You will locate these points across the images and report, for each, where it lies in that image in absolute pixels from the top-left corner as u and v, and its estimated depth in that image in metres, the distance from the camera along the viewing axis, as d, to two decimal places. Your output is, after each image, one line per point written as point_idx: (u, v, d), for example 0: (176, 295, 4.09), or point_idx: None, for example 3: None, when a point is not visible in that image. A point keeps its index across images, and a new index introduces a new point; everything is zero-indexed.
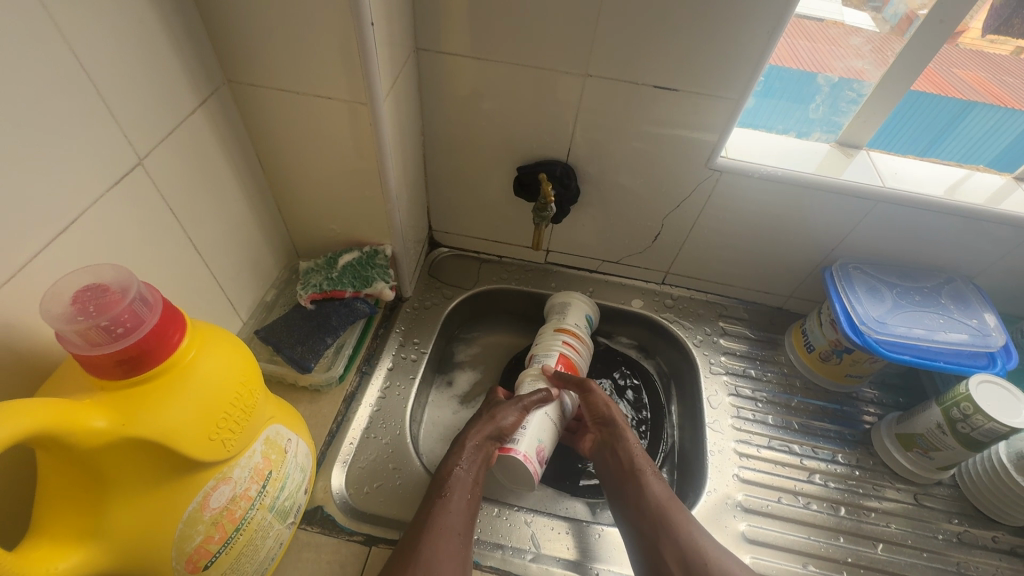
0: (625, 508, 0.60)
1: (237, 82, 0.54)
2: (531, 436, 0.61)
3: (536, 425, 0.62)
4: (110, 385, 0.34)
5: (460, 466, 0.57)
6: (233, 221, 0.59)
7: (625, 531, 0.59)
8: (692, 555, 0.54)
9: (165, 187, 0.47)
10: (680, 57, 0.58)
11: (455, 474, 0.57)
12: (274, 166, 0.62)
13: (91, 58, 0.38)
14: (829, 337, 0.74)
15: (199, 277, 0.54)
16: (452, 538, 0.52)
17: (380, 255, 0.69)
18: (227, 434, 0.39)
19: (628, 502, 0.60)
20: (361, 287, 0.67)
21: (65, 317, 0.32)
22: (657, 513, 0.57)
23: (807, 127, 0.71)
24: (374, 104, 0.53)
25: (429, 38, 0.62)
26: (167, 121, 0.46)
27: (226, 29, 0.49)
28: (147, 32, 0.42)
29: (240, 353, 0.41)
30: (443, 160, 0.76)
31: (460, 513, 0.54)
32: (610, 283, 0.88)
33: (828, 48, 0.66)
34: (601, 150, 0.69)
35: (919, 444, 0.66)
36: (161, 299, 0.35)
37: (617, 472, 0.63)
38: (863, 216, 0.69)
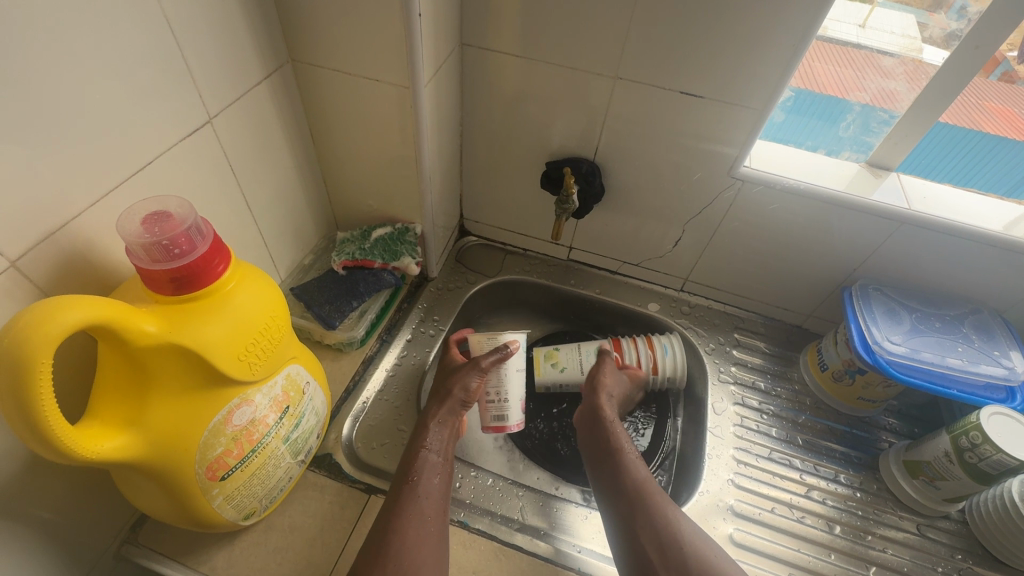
0: (606, 485, 0.62)
1: (299, 61, 0.60)
2: (510, 394, 0.68)
3: (506, 382, 0.67)
4: (163, 300, 0.40)
5: (430, 445, 0.60)
6: (282, 186, 0.65)
7: (603, 507, 0.61)
8: (668, 535, 0.55)
9: (227, 146, 0.54)
10: (707, 66, 0.60)
11: (422, 455, 0.59)
12: (323, 142, 0.69)
13: (180, 27, 0.45)
14: (842, 356, 0.73)
15: (247, 231, 0.61)
16: (424, 518, 0.54)
17: (410, 233, 0.75)
18: (253, 360, 0.45)
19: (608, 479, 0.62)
20: (390, 260, 0.73)
21: (136, 234, 0.38)
22: (637, 491, 0.59)
23: (836, 145, 0.72)
24: (415, 88, 0.58)
25: (474, 36, 0.67)
26: (236, 88, 0.53)
27: (294, 14, 0.56)
28: (227, 10, 0.49)
29: (273, 292, 0.47)
30: (478, 151, 0.80)
31: (431, 489, 0.56)
32: (628, 285, 0.90)
33: (859, 69, 0.67)
34: (627, 152, 0.72)
35: (925, 472, 0.64)
36: (213, 232, 0.41)
37: (598, 452, 0.65)
38: (886, 237, 0.69)
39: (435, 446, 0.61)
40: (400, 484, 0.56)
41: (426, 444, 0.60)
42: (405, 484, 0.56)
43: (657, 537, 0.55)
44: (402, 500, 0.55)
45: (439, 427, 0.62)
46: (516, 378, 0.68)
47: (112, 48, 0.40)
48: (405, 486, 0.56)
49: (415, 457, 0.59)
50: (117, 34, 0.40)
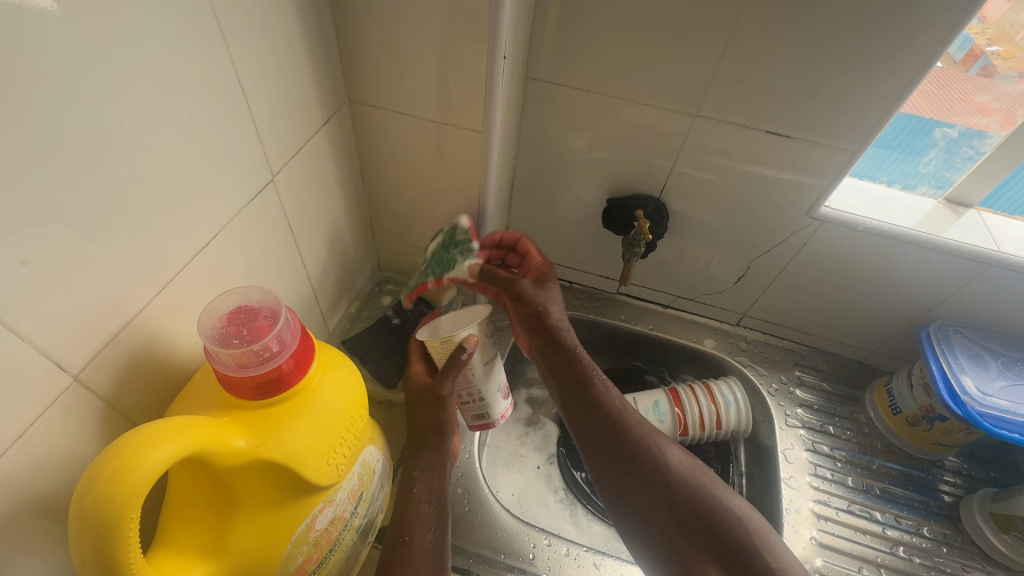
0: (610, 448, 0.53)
1: (357, 102, 0.55)
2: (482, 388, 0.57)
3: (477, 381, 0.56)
4: (244, 406, 0.35)
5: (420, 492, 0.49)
6: (334, 235, 0.60)
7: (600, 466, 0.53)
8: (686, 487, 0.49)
9: (288, 203, 0.49)
10: (793, 105, 0.57)
11: (414, 507, 0.48)
12: (374, 184, 0.63)
13: (249, 80, 0.40)
14: (920, 401, 0.70)
15: (302, 289, 0.56)
16: None
17: (460, 232, 0.59)
18: (338, 458, 0.39)
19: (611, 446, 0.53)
20: (444, 274, 0.59)
21: (219, 338, 0.33)
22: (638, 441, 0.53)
23: (914, 180, 0.68)
24: (488, 133, 0.53)
25: (538, 68, 0.62)
26: (298, 140, 0.48)
27: (357, 53, 0.51)
28: (293, 55, 0.44)
29: (355, 378, 0.42)
30: (530, 184, 0.76)
31: (434, 544, 0.46)
32: (681, 319, 0.86)
33: (948, 99, 0.61)
34: (696, 189, 0.68)
35: (1018, 527, 0.63)
36: (300, 326, 0.36)
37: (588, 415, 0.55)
38: (970, 279, 0.66)
39: (435, 487, 0.51)
40: (394, 544, 0.45)
41: (416, 489, 0.49)
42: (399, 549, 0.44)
43: (707, 526, 0.47)
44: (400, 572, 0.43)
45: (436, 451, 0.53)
46: (487, 366, 0.56)
47: (183, 114, 0.35)
48: (399, 552, 0.44)
49: (407, 506, 0.48)
50: (189, 98, 0.35)
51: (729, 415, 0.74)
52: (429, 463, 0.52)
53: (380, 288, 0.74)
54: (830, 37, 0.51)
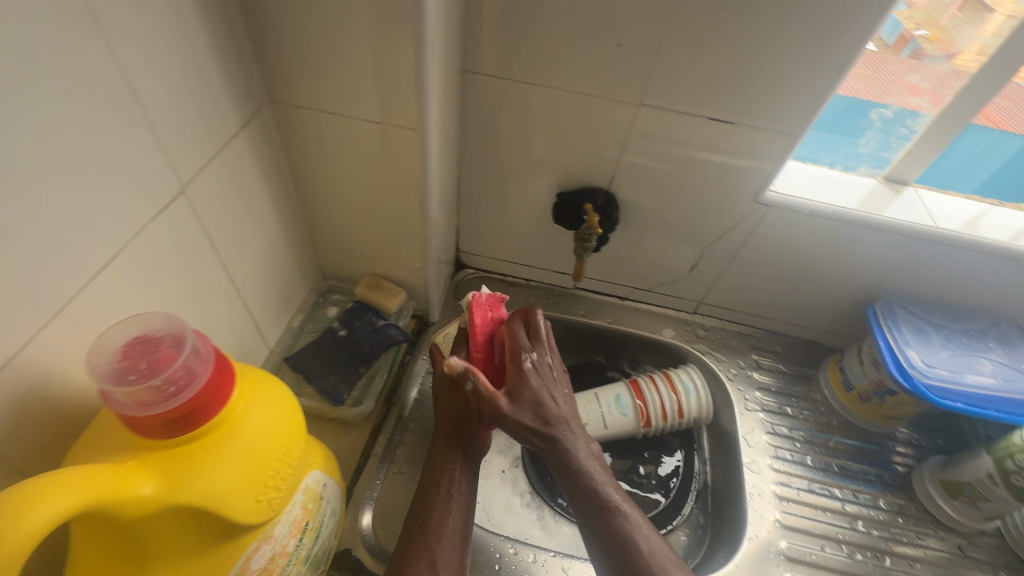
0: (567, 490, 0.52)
1: (280, 102, 0.51)
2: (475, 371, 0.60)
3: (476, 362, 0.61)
4: (154, 446, 0.31)
5: (441, 478, 0.54)
6: (266, 246, 0.56)
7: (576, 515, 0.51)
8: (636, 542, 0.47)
9: (205, 216, 0.45)
10: (734, 91, 0.57)
11: (434, 491, 0.53)
12: (309, 189, 0.59)
13: (141, 83, 0.36)
14: (870, 376, 0.72)
15: (230, 306, 0.52)
16: None
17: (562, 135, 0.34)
18: (273, 492, 0.36)
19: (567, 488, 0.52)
20: None
21: (114, 374, 0.30)
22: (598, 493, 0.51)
23: (854, 161, 0.69)
24: (424, 131, 0.50)
25: (475, 60, 0.60)
26: (210, 146, 0.44)
27: (273, 49, 0.47)
28: (197, 54, 0.40)
29: (288, 402, 0.38)
30: (478, 182, 0.73)
31: (450, 527, 0.51)
32: (639, 310, 0.85)
33: (881, 78, 0.63)
34: (645, 179, 0.67)
35: (966, 492, 0.65)
36: (213, 349, 0.33)
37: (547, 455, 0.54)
38: (910, 256, 0.68)
39: (455, 475, 0.55)
40: (414, 523, 0.51)
41: (440, 470, 0.55)
42: (416, 530, 0.50)
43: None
44: (417, 549, 0.49)
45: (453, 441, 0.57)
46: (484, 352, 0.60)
47: (58, 123, 0.31)
48: (418, 531, 0.50)
49: (428, 490, 0.53)
50: (64, 104, 0.31)
51: (690, 403, 0.73)
52: (451, 449, 0.56)
53: (325, 298, 0.70)
54: (764, 22, 0.51)
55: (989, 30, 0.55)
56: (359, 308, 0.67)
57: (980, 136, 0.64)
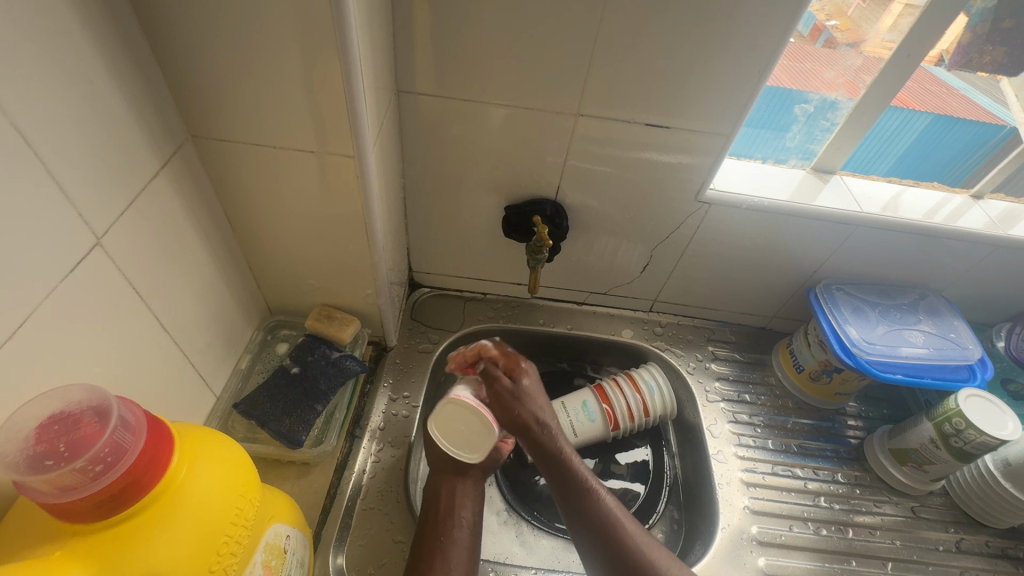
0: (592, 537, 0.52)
1: (202, 137, 0.48)
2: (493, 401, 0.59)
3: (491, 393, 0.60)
4: (85, 529, 0.28)
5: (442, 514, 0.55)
6: (202, 288, 0.53)
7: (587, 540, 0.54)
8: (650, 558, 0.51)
9: (126, 266, 0.42)
10: (665, 96, 0.58)
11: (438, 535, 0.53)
12: (244, 224, 0.56)
13: (37, 134, 0.33)
14: (818, 357, 0.75)
15: (166, 357, 0.49)
16: None
17: None
18: (229, 558, 0.34)
19: (594, 537, 0.52)
20: None
21: (29, 461, 0.27)
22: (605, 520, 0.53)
23: (783, 154, 0.72)
24: (361, 157, 0.49)
25: (409, 80, 0.59)
26: (126, 191, 0.41)
27: (189, 84, 0.44)
28: (99, 95, 0.38)
29: (237, 458, 0.36)
30: (424, 201, 0.72)
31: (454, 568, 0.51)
32: (598, 314, 0.86)
33: (802, 72, 0.65)
34: (589, 187, 0.68)
35: (913, 458, 0.69)
36: (143, 417, 0.30)
37: (567, 508, 0.55)
38: (843, 240, 0.71)
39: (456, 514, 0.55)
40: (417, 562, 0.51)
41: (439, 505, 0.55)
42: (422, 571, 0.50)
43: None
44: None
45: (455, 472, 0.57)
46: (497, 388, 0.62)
47: None
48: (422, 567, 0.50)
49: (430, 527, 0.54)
50: None
51: (655, 401, 0.74)
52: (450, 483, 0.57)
53: (273, 335, 0.67)
54: (684, 32, 0.53)
55: (888, 23, 0.59)
56: (310, 342, 0.64)
57: (894, 119, 0.68)
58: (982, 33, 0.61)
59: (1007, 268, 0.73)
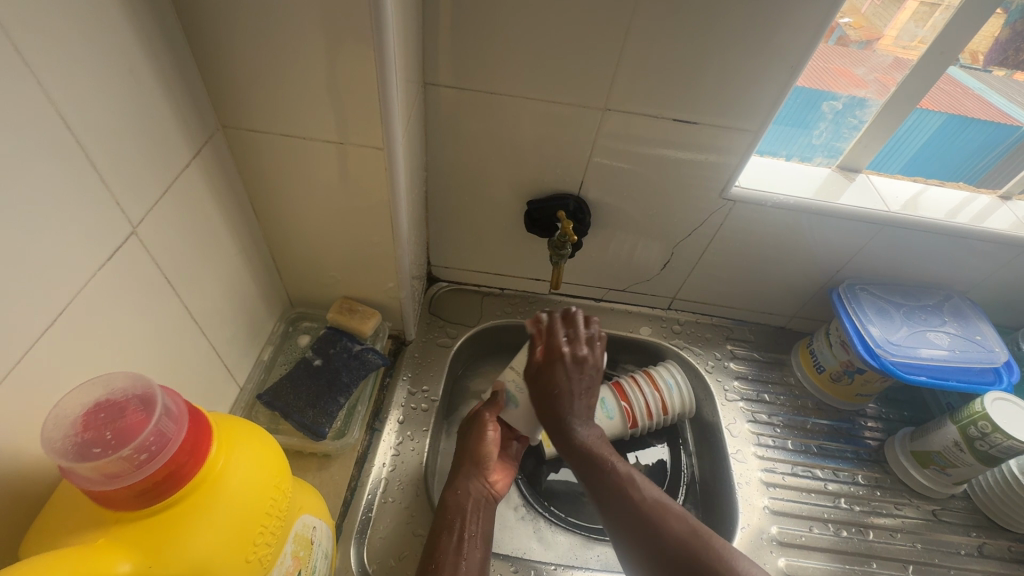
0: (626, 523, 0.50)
1: (233, 127, 0.48)
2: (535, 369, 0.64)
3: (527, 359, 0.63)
4: (127, 517, 0.28)
5: (454, 522, 0.55)
6: (228, 279, 0.53)
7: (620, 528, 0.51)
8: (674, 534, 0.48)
9: (159, 255, 0.42)
10: (695, 91, 0.57)
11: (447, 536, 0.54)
12: (270, 215, 0.56)
13: (77, 121, 0.33)
14: (839, 358, 0.75)
15: (194, 347, 0.49)
16: None
17: None
18: (263, 548, 0.34)
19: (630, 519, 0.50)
20: None
21: (77, 448, 0.27)
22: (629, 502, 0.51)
23: (809, 152, 0.71)
24: (390, 149, 0.48)
25: (436, 73, 0.58)
26: (159, 181, 0.41)
27: (221, 74, 0.44)
28: (137, 82, 0.37)
29: (270, 448, 0.36)
30: (445, 195, 0.72)
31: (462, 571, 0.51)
32: (615, 311, 0.86)
33: (829, 70, 0.64)
34: (612, 182, 0.68)
35: (936, 461, 0.68)
36: (185, 407, 0.30)
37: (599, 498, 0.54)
38: (868, 239, 0.70)
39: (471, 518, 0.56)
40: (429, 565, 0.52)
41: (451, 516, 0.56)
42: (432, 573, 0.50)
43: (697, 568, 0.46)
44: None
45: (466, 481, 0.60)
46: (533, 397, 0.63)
47: None
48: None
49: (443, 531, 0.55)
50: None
51: (673, 399, 0.74)
52: (465, 494, 0.58)
53: (294, 327, 0.67)
54: (718, 25, 0.52)
55: (911, 16, 0.59)
56: (332, 335, 0.65)
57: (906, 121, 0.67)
58: (1020, 29, 0.61)
59: None
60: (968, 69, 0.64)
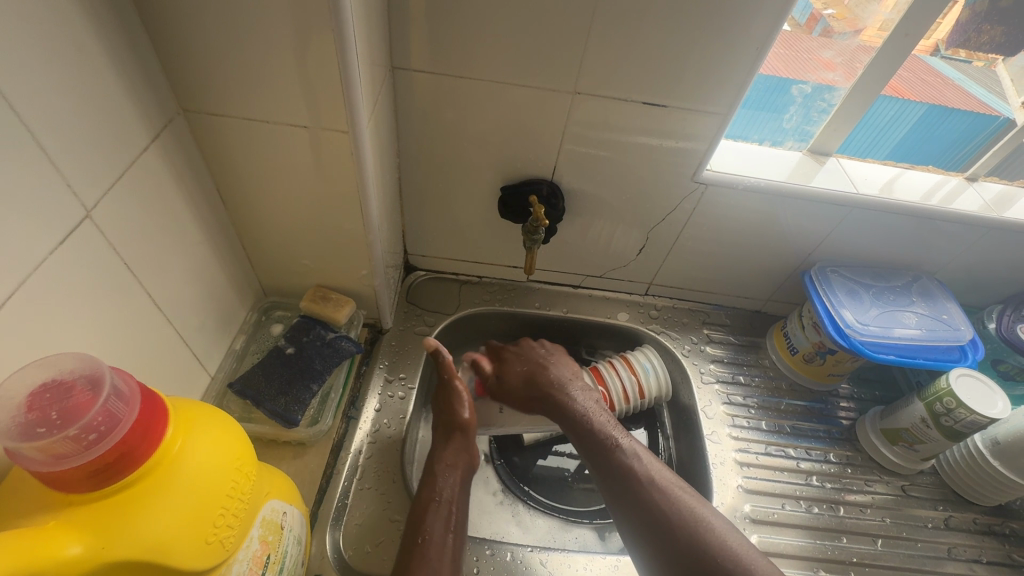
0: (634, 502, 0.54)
1: (194, 112, 0.47)
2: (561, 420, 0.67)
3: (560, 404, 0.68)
4: (79, 499, 0.28)
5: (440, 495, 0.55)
6: (194, 267, 0.52)
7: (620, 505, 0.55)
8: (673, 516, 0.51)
9: (117, 241, 0.42)
10: (664, 74, 0.58)
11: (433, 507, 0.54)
12: (238, 202, 0.56)
13: (23, 102, 0.32)
14: (812, 339, 0.76)
15: (159, 336, 0.48)
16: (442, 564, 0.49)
17: None
18: (226, 531, 0.34)
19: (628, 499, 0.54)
20: None
21: (20, 428, 0.26)
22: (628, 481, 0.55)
23: (780, 136, 0.72)
24: (356, 133, 0.48)
25: (405, 57, 0.58)
26: (115, 165, 0.40)
27: (178, 56, 0.43)
28: (87, 63, 0.37)
29: (231, 431, 0.36)
30: (420, 182, 0.71)
31: (448, 545, 0.51)
32: (593, 297, 0.86)
33: (802, 54, 0.66)
34: (585, 168, 0.68)
35: (904, 437, 0.70)
36: (137, 388, 0.30)
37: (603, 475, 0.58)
38: (838, 222, 0.71)
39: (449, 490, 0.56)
40: (410, 531, 0.52)
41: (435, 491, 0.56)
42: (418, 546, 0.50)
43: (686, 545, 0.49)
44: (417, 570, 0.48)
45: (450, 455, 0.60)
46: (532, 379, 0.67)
47: None
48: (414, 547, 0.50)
49: (428, 508, 0.54)
50: None
51: (649, 383, 0.75)
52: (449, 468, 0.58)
53: (268, 316, 0.67)
54: (684, 7, 0.52)
55: (886, 4, 0.59)
56: (305, 323, 0.64)
57: (887, 107, 0.67)
58: (980, 11, 0.61)
59: (1000, 251, 0.73)
60: (949, 59, 0.67)
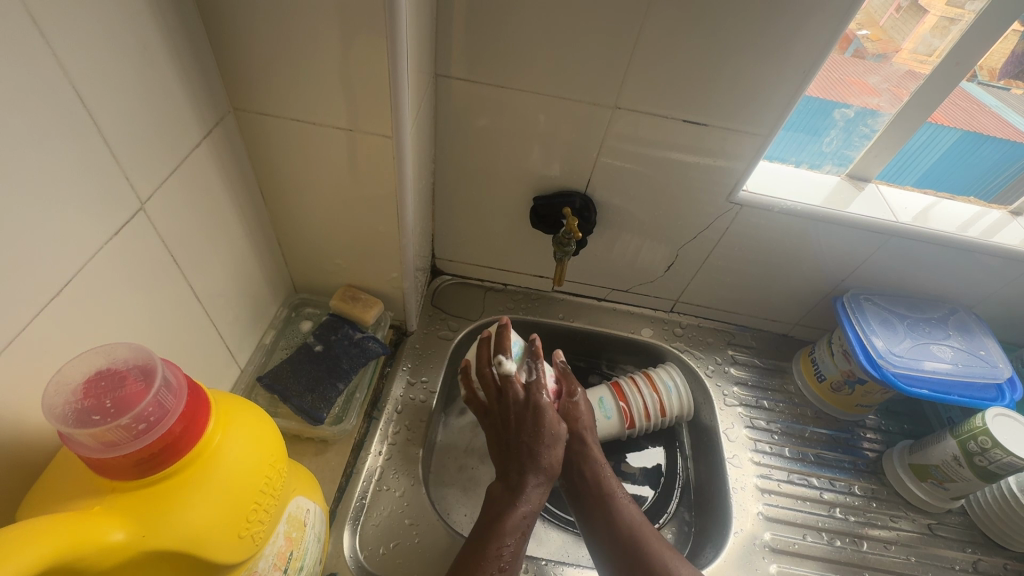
0: None
1: (243, 110, 0.48)
2: None
3: None
4: (124, 486, 0.29)
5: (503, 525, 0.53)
6: (233, 261, 0.53)
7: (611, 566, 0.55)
8: None
9: (166, 233, 0.43)
10: (706, 93, 0.57)
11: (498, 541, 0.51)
12: (277, 201, 0.57)
13: (92, 96, 0.34)
14: (841, 367, 0.74)
15: (195, 327, 0.49)
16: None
17: None
18: (256, 526, 0.34)
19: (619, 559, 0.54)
20: None
21: (76, 414, 0.28)
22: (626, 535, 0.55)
23: (819, 159, 0.70)
24: (399, 138, 0.49)
25: (448, 66, 0.59)
26: (169, 161, 0.42)
27: (234, 58, 0.44)
28: (152, 62, 0.38)
29: (266, 427, 0.36)
30: (452, 188, 0.72)
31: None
32: (617, 311, 0.86)
33: (846, 76, 0.64)
34: (619, 182, 0.68)
35: (934, 474, 0.68)
36: (184, 380, 0.31)
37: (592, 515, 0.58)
38: (875, 250, 0.70)
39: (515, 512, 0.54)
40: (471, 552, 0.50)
41: (504, 542, 0.51)
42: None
43: None
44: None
45: (529, 490, 0.55)
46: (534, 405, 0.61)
47: (11, 144, 0.29)
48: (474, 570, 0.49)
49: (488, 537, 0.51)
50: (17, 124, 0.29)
51: (672, 401, 0.74)
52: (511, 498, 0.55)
53: (297, 312, 0.68)
54: (730, 27, 0.52)
55: (931, 28, 0.58)
56: (334, 322, 0.65)
57: (922, 135, 0.66)
58: None
59: None
60: (985, 86, 0.64)
